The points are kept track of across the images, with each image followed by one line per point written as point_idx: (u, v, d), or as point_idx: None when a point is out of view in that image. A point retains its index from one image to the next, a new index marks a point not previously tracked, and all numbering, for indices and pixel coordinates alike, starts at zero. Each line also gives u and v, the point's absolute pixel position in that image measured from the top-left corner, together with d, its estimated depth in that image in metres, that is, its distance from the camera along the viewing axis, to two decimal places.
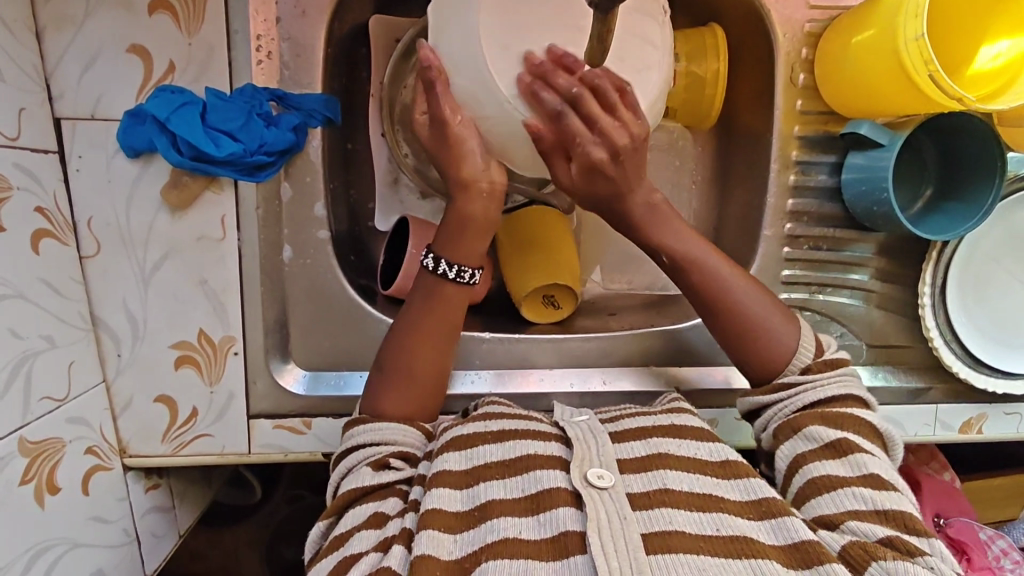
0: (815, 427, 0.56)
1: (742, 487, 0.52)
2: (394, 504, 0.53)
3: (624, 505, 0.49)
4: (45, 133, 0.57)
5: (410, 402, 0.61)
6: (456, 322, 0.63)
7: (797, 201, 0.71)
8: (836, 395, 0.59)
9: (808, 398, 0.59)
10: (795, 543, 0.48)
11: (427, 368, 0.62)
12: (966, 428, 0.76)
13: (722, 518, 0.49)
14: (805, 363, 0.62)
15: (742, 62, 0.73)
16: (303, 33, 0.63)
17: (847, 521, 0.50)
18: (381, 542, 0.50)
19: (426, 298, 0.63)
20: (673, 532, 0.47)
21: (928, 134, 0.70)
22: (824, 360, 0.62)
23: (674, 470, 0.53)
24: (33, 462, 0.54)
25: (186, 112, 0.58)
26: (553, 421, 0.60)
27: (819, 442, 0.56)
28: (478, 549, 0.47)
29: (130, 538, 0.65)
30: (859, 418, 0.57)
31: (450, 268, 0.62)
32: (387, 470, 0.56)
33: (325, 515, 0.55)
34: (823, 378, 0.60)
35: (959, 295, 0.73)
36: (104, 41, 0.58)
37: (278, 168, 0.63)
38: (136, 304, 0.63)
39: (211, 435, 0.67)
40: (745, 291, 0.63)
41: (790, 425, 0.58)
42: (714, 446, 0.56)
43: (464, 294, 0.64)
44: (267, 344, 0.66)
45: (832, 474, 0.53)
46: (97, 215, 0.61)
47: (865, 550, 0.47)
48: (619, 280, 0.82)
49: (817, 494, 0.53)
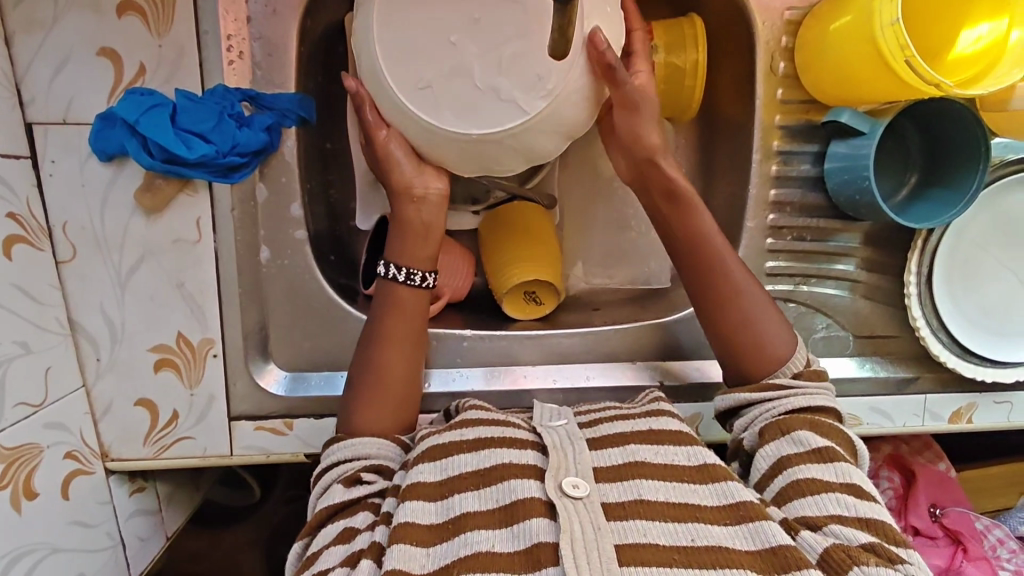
0: (803, 431, 0.55)
1: (720, 492, 0.52)
2: (365, 518, 0.54)
3: (598, 516, 0.48)
4: (17, 138, 0.57)
5: (386, 414, 0.61)
6: (417, 327, 0.63)
7: (779, 192, 0.70)
8: (821, 406, 0.58)
9: (795, 403, 0.58)
10: (771, 548, 0.47)
11: (399, 376, 0.62)
12: (955, 418, 0.75)
13: (698, 528, 0.49)
14: (799, 368, 0.61)
15: (723, 51, 0.72)
16: (275, 32, 0.62)
17: (830, 524, 0.50)
18: (349, 557, 0.51)
19: (384, 305, 0.63)
20: (646, 544, 0.47)
21: (911, 121, 0.70)
22: (813, 368, 0.61)
23: (650, 479, 0.52)
24: (9, 468, 0.54)
25: (156, 114, 0.58)
26: (532, 426, 0.59)
27: (807, 446, 0.54)
28: (450, 563, 0.47)
29: (114, 542, 0.66)
30: (842, 432, 0.57)
31: (399, 271, 0.63)
32: (358, 485, 0.56)
33: (303, 535, 0.56)
34: (811, 387, 0.59)
35: (946, 284, 0.72)
36: (74, 44, 0.58)
37: (252, 169, 0.63)
38: (114, 307, 0.63)
39: (192, 438, 0.67)
40: (756, 305, 0.62)
41: (778, 427, 0.56)
42: (691, 451, 0.55)
43: (419, 299, 0.63)
44: (247, 346, 0.66)
45: (813, 477, 0.53)
46: (72, 219, 0.61)
47: (848, 554, 0.47)
48: (601, 275, 0.81)
49: (800, 496, 0.52)
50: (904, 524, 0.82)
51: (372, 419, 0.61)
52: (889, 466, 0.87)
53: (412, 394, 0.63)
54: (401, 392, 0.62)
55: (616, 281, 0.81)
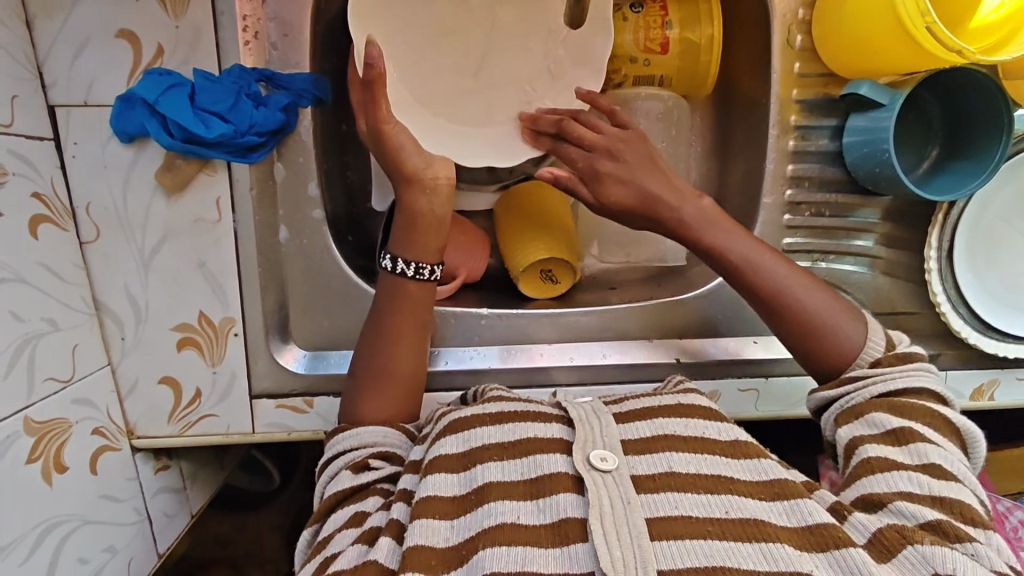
0: (879, 414, 0.55)
1: (752, 467, 0.52)
2: (374, 502, 0.54)
3: (628, 489, 0.48)
4: (40, 121, 0.58)
5: (389, 406, 0.63)
6: (424, 320, 0.65)
7: (796, 166, 0.70)
8: (904, 388, 0.58)
9: (875, 389, 0.58)
10: (808, 526, 0.47)
11: (401, 373, 0.63)
12: (977, 395, 0.75)
13: (733, 500, 0.49)
14: (876, 355, 0.60)
15: (738, 25, 0.72)
16: (290, 12, 0.62)
17: (894, 501, 0.49)
18: (364, 535, 0.51)
19: (392, 301, 0.64)
20: (679, 517, 0.47)
21: (932, 92, 0.68)
22: (895, 353, 0.60)
23: (679, 451, 0.52)
24: (40, 442, 0.55)
25: (175, 93, 0.59)
26: (556, 403, 0.59)
27: (881, 429, 0.55)
28: (474, 535, 0.47)
29: (141, 517, 0.67)
30: (931, 411, 0.55)
31: (407, 266, 0.64)
32: (366, 471, 0.57)
33: (312, 520, 0.57)
34: (891, 370, 0.59)
35: (968, 258, 0.71)
36: (93, 27, 0.59)
37: (270, 148, 0.63)
38: (137, 287, 0.64)
39: (215, 415, 0.68)
40: (812, 297, 0.62)
41: (853, 412, 0.57)
42: (723, 426, 0.55)
43: (427, 291, 0.65)
44: (267, 325, 0.67)
45: (885, 456, 0.53)
46: (96, 201, 0.62)
47: (900, 533, 0.46)
48: (617, 255, 0.81)
49: (869, 474, 0.52)
50: None
51: (376, 409, 0.62)
52: None
53: (416, 387, 0.64)
54: (407, 387, 0.64)
55: (631, 260, 0.81)
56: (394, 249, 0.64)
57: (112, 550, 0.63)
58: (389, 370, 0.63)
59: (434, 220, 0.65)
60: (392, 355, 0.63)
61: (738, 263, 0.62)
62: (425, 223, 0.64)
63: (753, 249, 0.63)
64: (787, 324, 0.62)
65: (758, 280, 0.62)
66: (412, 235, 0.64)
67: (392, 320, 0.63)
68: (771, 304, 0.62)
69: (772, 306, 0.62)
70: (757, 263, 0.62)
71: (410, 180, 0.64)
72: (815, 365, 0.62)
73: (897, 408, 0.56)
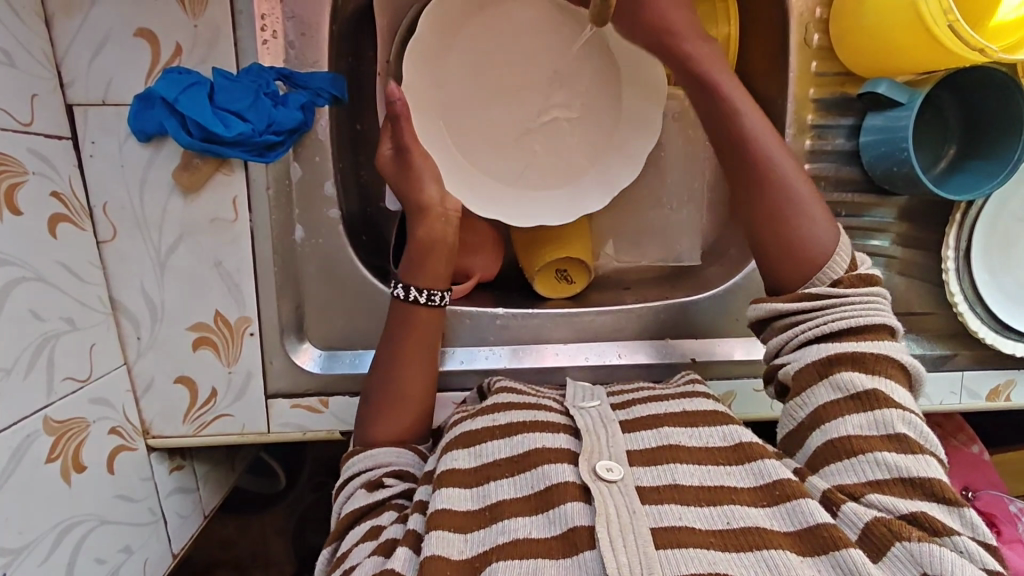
0: (846, 374, 0.53)
1: (755, 470, 0.51)
2: (390, 516, 0.54)
3: (633, 499, 0.48)
4: (57, 120, 0.58)
5: (400, 426, 0.62)
6: (433, 338, 0.65)
7: (813, 165, 0.69)
8: (868, 325, 0.55)
9: (839, 323, 0.55)
10: (810, 527, 0.46)
11: (412, 391, 0.63)
12: (993, 395, 0.74)
13: (734, 510, 0.48)
14: (835, 276, 0.57)
15: (754, 24, 0.71)
16: (308, 11, 0.62)
17: (867, 493, 0.48)
18: (381, 547, 0.51)
19: (401, 323, 0.64)
20: (683, 528, 0.47)
21: (949, 91, 0.68)
22: (857, 275, 0.57)
23: (683, 462, 0.52)
24: (59, 441, 0.55)
25: (194, 92, 0.59)
26: (564, 409, 0.58)
27: (845, 392, 0.52)
28: (489, 549, 0.47)
29: (156, 517, 0.67)
30: (889, 357, 0.54)
31: (421, 293, 0.64)
32: (381, 488, 0.57)
33: (330, 539, 0.57)
34: (852, 299, 0.56)
35: (985, 258, 0.71)
36: (113, 26, 0.59)
37: (287, 148, 0.63)
38: (154, 286, 0.64)
39: (231, 415, 0.68)
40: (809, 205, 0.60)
41: (817, 367, 0.54)
42: (727, 430, 0.55)
43: (438, 315, 0.65)
44: (282, 325, 0.67)
45: (849, 435, 0.51)
46: (113, 200, 0.62)
47: (889, 528, 0.45)
48: (630, 255, 0.80)
49: (837, 459, 0.50)
50: None
51: (387, 431, 0.62)
52: None
53: (427, 406, 0.64)
54: (418, 406, 0.63)
55: (647, 259, 0.80)
56: (405, 276, 0.65)
57: (128, 550, 0.62)
58: (399, 390, 0.63)
59: (444, 248, 0.66)
60: (403, 374, 0.63)
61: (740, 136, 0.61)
62: (437, 250, 0.65)
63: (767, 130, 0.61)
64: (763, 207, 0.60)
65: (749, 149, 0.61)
66: (422, 263, 0.65)
67: (401, 339, 0.64)
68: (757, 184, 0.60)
69: (769, 207, 0.60)
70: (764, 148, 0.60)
71: (423, 211, 0.65)
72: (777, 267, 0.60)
73: (860, 363, 0.53)
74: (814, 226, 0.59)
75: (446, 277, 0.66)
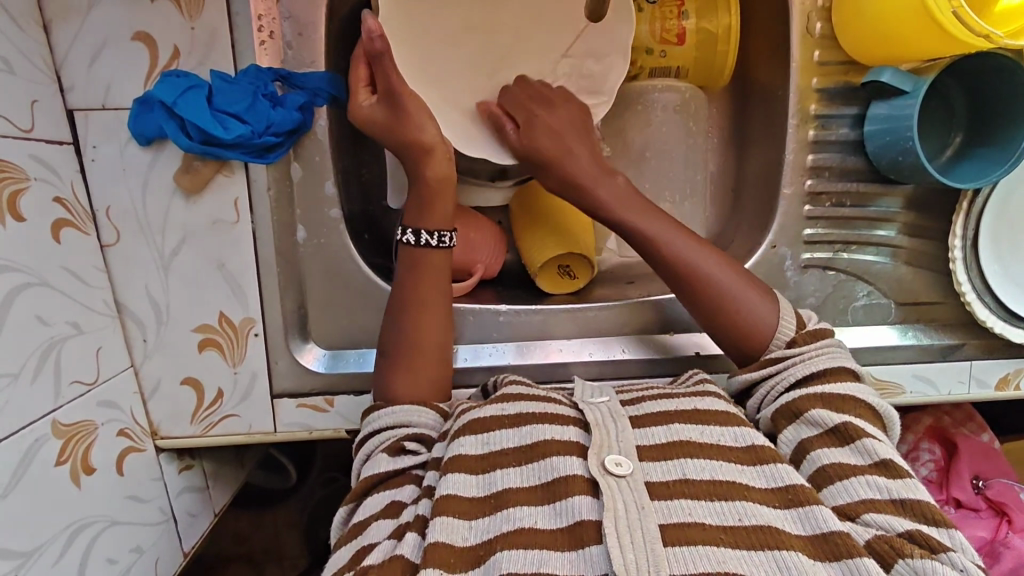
0: (818, 411, 0.54)
1: (768, 473, 0.51)
2: (409, 493, 0.54)
3: (643, 494, 0.48)
4: (58, 125, 0.58)
5: (418, 378, 0.62)
6: (444, 280, 0.65)
7: (817, 156, 0.69)
8: (825, 369, 0.57)
9: (795, 373, 0.58)
10: (823, 534, 0.46)
11: (428, 337, 0.63)
12: (1002, 385, 0.74)
13: (745, 507, 0.48)
14: (789, 336, 0.60)
15: (755, 14, 0.71)
16: (304, 10, 0.62)
17: (865, 513, 0.48)
18: (396, 530, 0.51)
19: (410, 271, 0.65)
20: (692, 524, 0.47)
21: (955, 78, 0.67)
22: (807, 331, 0.60)
23: (695, 458, 0.51)
24: (68, 444, 0.56)
25: (192, 95, 0.59)
26: (573, 402, 0.58)
27: (823, 427, 0.53)
28: (493, 538, 0.47)
29: (166, 517, 0.67)
30: (856, 396, 0.55)
31: (430, 236, 0.64)
32: (404, 454, 0.57)
33: (347, 501, 0.57)
34: (811, 352, 0.59)
35: (993, 246, 0.70)
36: (110, 30, 0.59)
37: (287, 149, 0.63)
38: (158, 289, 0.65)
39: (237, 416, 0.68)
40: (723, 274, 0.62)
41: (790, 410, 0.55)
42: (739, 431, 0.54)
43: (445, 257, 0.65)
44: (286, 325, 0.67)
45: (839, 461, 0.51)
46: (115, 204, 0.62)
47: (891, 545, 0.45)
48: (635, 249, 0.81)
49: (829, 483, 0.50)
50: (947, 496, 0.79)
51: (406, 385, 0.62)
52: (929, 438, 0.84)
53: (444, 354, 0.64)
54: (436, 357, 0.64)
55: None
56: (414, 222, 0.65)
57: (139, 550, 0.63)
58: (415, 338, 0.63)
59: (446, 186, 0.65)
60: (417, 323, 0.63)
61: (643, 239, 0.63)
62: (444, 192, 0.65)
63: (667, 228, 0.63)
64: (702, 305, 0.63)
65: (660, 253, 0.63)
66: (427, 203, 0.65)
67: (414, 285, 0.64)
68: (705, 308, 0.63)
69: (702, 299, 0.62)
70: (675, 247, 0.62)
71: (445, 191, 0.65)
72: (732, 341, 0.62)
73: (829, 402, 0.55)
74: (745, 296, 0.61)
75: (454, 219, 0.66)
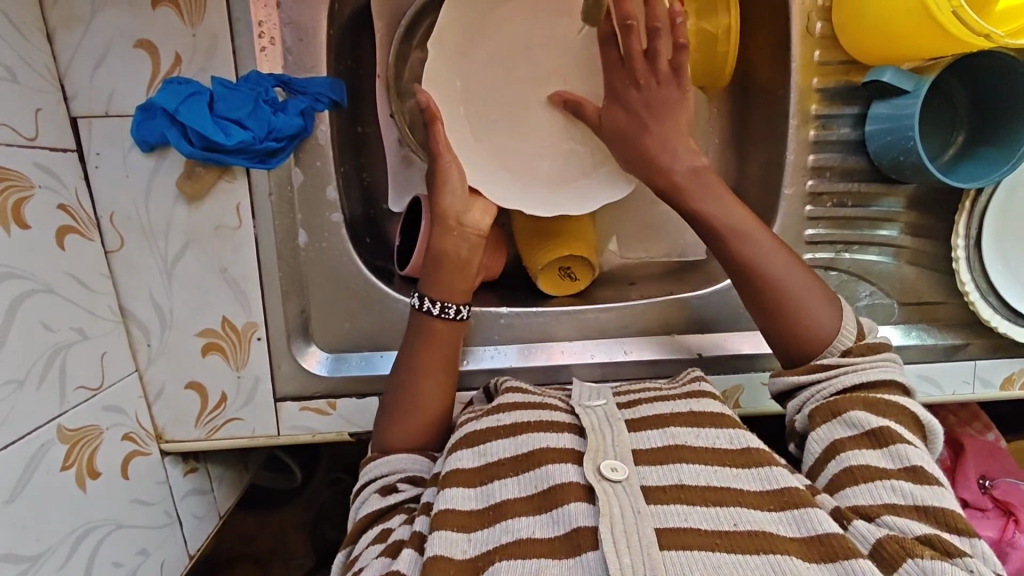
0: (858, 413, 0.53)
1: (763, 477, 0.51)
2: (398, 518, 0.55)
3: (639, 499, 0.48)
4: (63, 133, 0.59)
5: (414, 430, 0.62)
6: (450, 354, 0.64)
7: (818, 157, 0.68)
8: (879, 379, 0.56)
9: (845, 381, 0.56)
10: (818, 536, 0.46)
11: (430, 394, 0.63)
12: (1007, 384, 0.73)
13: (740, 512, 0.48)
14: (846, 345, 0.59)
15: (755, 14, 0.71)
16: (305, 16, 0.63)
17: (882, 514, 0.48)
18: (389, 548, 0.52)
19: (418, 336, 0.64)
20: (687, 530, 0.46)
21: (957, 76, 0.67)
22: (868, 343, 0.59)
23: (690, 463, 0.51)
24: (73, 448, 0.57)
25: (194, 102, 0.59)
26: (570, 407, 0.58)
27: (859, 430, 0.53)
28: (492, 549, 0.47)
29: (171, 519, 0.68)
30: (903, 408, 0.54)
31: (434, 305, 0.64)
32: (394, 493, 0.58)
33: (344, 544, 0.57)
34: (863, 362, 0.57)
35: (996, 246, 0.69)
36: (112, 38, 0.59)
37: (288, 153, 0.64)
38: (162, 294, 0.65)
39: (241, 419, 0.69)
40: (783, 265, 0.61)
41: (829, 410, 0.55)
42: (734, 434, 0.54)
43: (455, 330, 0.65)
44: (289, 328, 0.68)
45: (868, 464, 0.51)
46: (119, 210, 0.63)
47: (902, 546, 0.45)
48: (636, 249, 0.80)
49: (851, 484, 0.50)
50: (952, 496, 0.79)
51: (402, 435, 0.62)
52: None
53: (443, 417, 0.64)
54: (433, 414, 0.63)
55: (650, 254, 0.80)
56: (424, 288, 0.65)
57: (145, 553, 0.64)
58: (416, 398, 0.63)
59: (458, 259, 0.65)
60: (421, 383, 0.63)
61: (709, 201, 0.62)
62: (449, 262, 0.65)
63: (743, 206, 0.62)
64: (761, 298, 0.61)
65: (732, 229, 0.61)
66: (438, 275, 0.64)
67: (418, 349, 0.64)
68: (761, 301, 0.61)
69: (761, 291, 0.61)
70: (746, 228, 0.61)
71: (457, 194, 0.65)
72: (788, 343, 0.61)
73: (873, 406, 0.54)
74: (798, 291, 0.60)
75: (466, 292, 0.65)
